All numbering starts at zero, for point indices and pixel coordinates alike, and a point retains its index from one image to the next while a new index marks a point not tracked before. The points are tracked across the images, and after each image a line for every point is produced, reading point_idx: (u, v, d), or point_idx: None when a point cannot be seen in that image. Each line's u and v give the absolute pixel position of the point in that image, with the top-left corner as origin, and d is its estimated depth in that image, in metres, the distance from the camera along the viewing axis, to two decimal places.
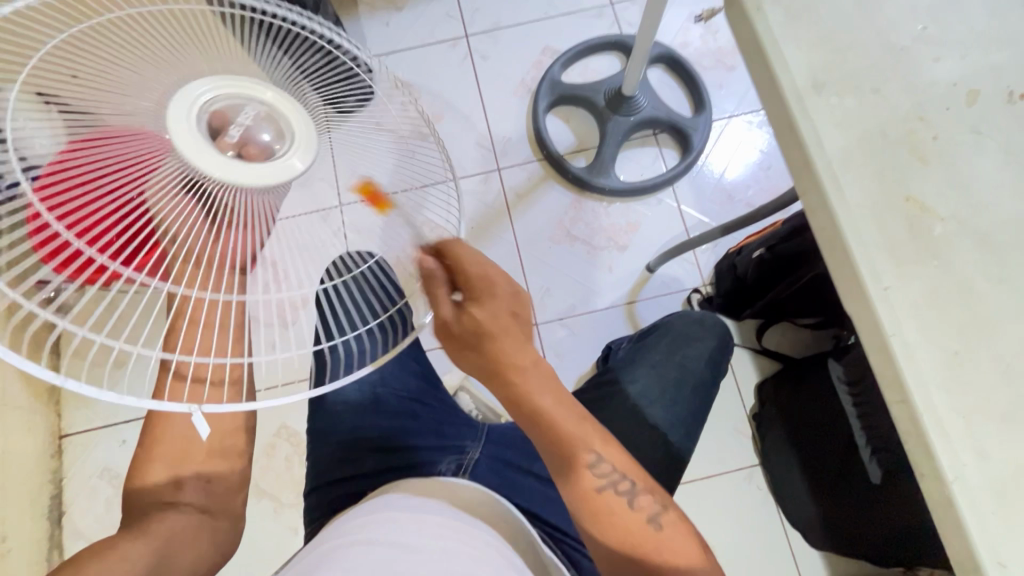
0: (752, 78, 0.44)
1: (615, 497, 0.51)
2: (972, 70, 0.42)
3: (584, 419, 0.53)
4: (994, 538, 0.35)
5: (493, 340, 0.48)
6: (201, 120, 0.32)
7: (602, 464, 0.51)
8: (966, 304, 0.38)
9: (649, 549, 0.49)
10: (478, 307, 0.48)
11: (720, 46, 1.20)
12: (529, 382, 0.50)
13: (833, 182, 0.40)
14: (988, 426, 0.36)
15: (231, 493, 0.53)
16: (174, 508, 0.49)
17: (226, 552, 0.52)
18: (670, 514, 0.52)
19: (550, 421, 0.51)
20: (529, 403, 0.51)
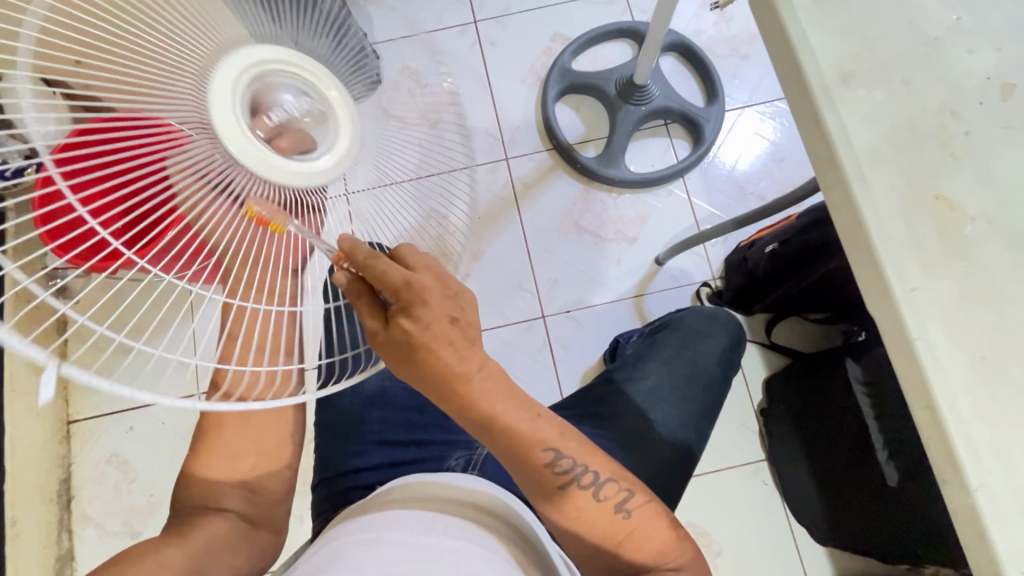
0: (776, 69, 0.42)
1: (581, 491, 0.52)
2: (1006, 63, 0.41)
3: (540, 416, 0.50)
4: (1018, 547, 0.34)
5: (429, 351, 0.41)
6: (245, 88, 0.33)
7: (562, 460, 0.50)
8: (994, 306, 0.37)
9: (621, 538, 0.53)
10: (410, 317, 0.40)
11: (734, 34, 1.17)
12: (476, 389, 0.45)
13: (859, 178, 0.38)
14: (1014, 431, 0.36)
15: (274, 504, 0.56)
16: (218, 513, 0.52)
17: (265, 553, 0.56)
18: (639, 498, 0.54)
19: (505, 429, 0.47)
20: (478, 414, 0.46)
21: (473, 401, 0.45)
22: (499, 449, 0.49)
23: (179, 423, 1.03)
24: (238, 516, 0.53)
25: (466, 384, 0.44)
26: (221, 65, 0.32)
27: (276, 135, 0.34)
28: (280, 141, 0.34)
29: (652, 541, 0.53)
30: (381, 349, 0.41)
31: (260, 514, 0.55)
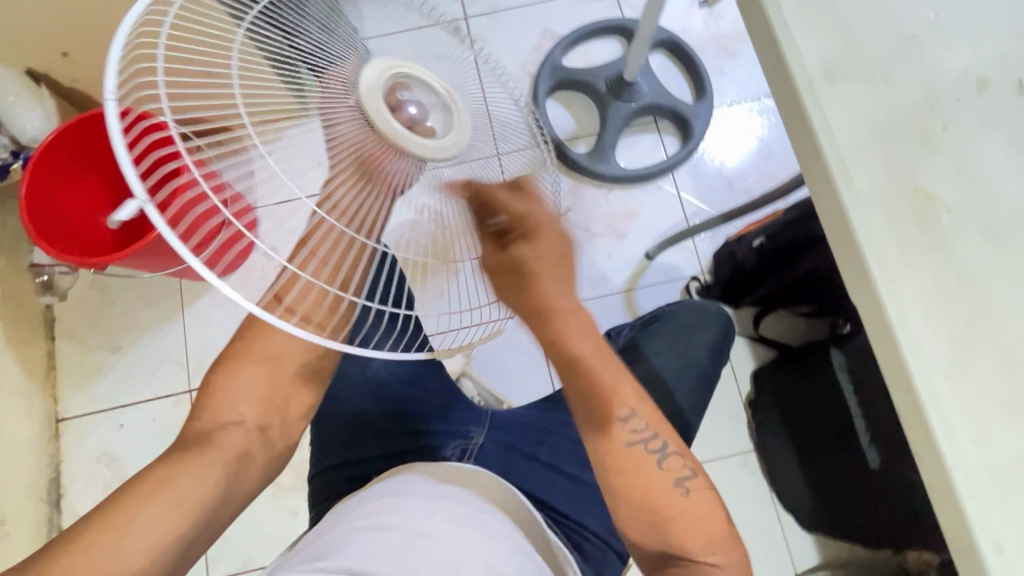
0: (762, 64, 0.43)
1: (646, 453, 0.54)
2: (982, 60, 0.42)
3: (623, 374, 0.55)
4: (992, 523, 0.36)
5: (535, 280, 0.48)
6: (385, 81, 0.39)
7: (635, 420, 0.54)
8: (970, 293, 0.39)
9: (675, 513, 0.52)
10: (525, 244, 0.47)
11: (723, 32, 1.19)
12: (564, 329, 0.51)
13: (843, 173, 0.40)
14: (989, 414, 0.37)
15: (293, 424, 0.57)
16: (235, 424, 0.51)
17: (274, 474, 0.56)
18: (699, 480, 0.55)
19: (587, 371, 0.53)
20: (563, 350, 0.52)
21: (566, 338, 0.51)
22: (579, 395, 0.54)
23: (170, 420, 1.02)
24: (253, 431, 0.53)
25: (557, 323, 0.50)
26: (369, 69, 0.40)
27: (404, 114, 0.39)
28: (400, 113, 0.39)
29: (703, 528, 0.53)
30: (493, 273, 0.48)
31: (274, 447, 0.54)
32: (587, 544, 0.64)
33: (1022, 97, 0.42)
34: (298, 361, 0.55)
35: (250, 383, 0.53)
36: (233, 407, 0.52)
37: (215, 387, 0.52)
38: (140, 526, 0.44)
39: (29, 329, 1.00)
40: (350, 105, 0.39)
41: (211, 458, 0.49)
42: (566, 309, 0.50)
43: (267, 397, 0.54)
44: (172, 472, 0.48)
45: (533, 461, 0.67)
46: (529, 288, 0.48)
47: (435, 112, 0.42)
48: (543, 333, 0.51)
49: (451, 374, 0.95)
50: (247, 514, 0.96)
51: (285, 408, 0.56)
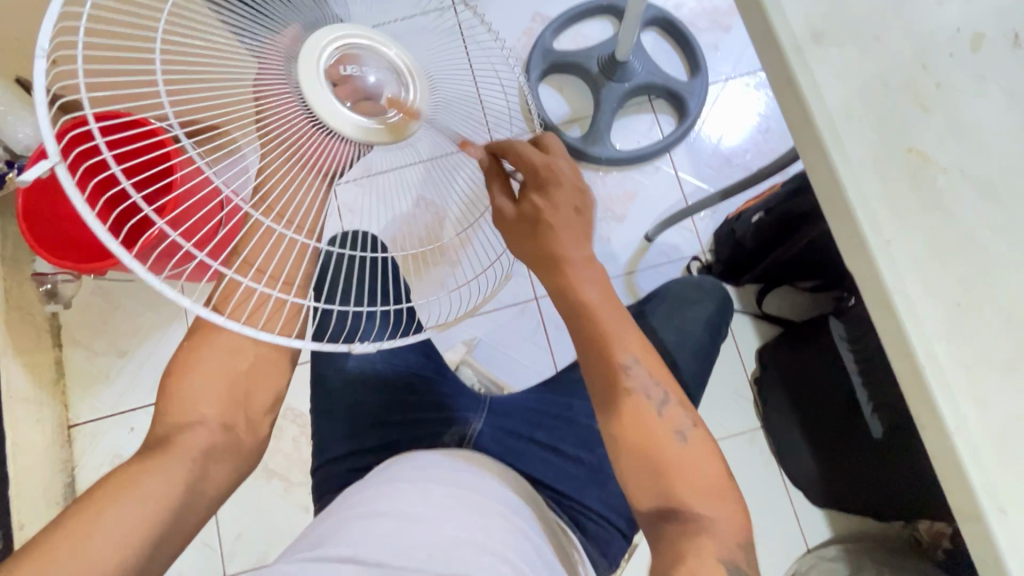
0: (749, 29, 0.42)
1: (644, 400, 0.53)
2: (976, 12, 0.41)
3: (626, 321, 0.54)
4: (995, 484, 0.35)
5: (552, 230, 0.49)
6: (329, 53, 0.37)
7: (635, 366, 0.53)
8: (968, 254, 0.38)
9: (672, 461, 0.52)
10: (544, 195, 0.48)
11: (716, 6, 1.16)
12: (573, 275, 0.51)
13: (833, 138, 0.39)
14: (988, 375, 0.37)
15: (259, 416, 0.56)
16: (199, 424, 0.51)
17: (247, 467, 0.56)
18: (699, 432, 0.54)
19: (594, 319, 0.52)
20: (574, 296, 0.51)
21: (572, 285, 0.51)
22: (588, 353, 0.53)
23: None
24: (218, 429, 0.52)
25: (567, 269, 0.50)
26: (313, 37, 0.37)
27: (347, 92, 0.38)
28: (342, 91, 0.38)
29: (701, 479, 0.52)
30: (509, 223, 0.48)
31: (245, 440, 0.55)
32: (591, 525, 0.64)
33: (1017, 49, 0.41)
34: (255, 352, 0.55)
35: (203, 382, 0.52)
36: (193, 407, 0.51)
37: (172, 388, 0.52)
38: (107, 524, 0.45)
39: (35, 337, 1.00)
40: (289, 90, 0.37)
41: (175, 455, 0.50)
42: (576, 257, 0.51)
43: (226, 394, 0.53)
44: (138, 471, 0.48)
45: (535, 446, 0.68)
46: (541, 237, 0.48)
47: (392, 87, 0.40)
48: (553, 282, 0.51)
49: (452, 363, 0.95)
50: (258, 509, 0.98)
51: (248, 403, 0.55)
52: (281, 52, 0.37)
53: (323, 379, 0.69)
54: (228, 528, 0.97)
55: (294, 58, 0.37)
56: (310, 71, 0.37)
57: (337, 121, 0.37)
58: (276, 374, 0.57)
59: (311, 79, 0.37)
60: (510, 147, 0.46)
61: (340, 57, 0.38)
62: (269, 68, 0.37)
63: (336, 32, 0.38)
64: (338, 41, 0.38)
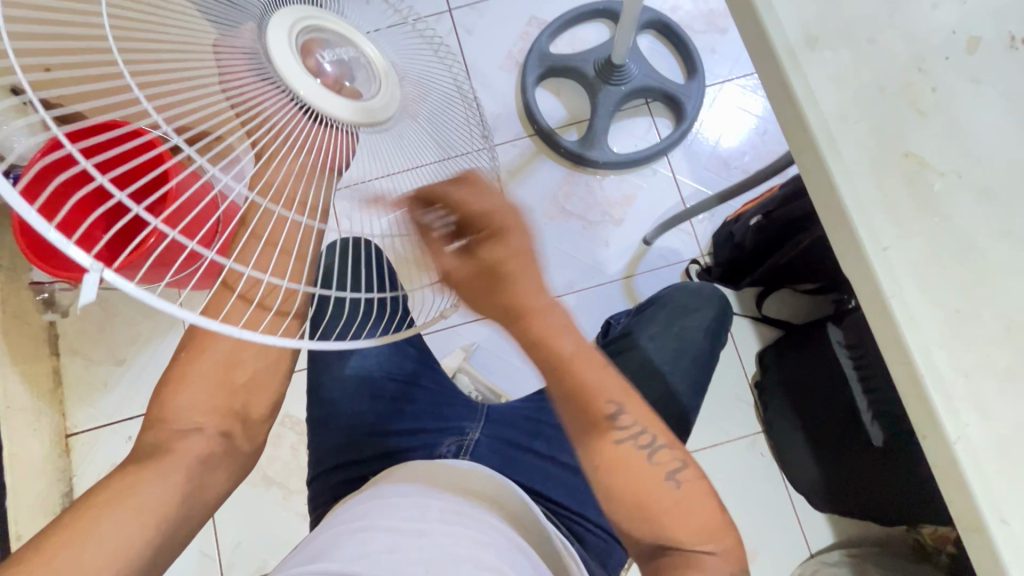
0: (742, 34, 0.41)
1: (636, 449, 0.54)
2: (972, 15, 0.40)
3: (606, 368, 0.54)
4: (998, 496, 0.35)
5: (513, 282, 0.45)
6: (296, 37, 0.34)
7: (623, 416, 0.53)
8: (966, 261, 0.37)
9: (668, 509, 0.54)
10: (499, 244, 0.44)
11: (711, 8, 1.16)
12: (544, 328, 0.49)
13: (828, 142, 0.38)
14: (988, 382, 0.36)
15: (256, 426, 0.55)
16: (196, 432, 0.50)
17: (244, 470, 0.56)
18: (689, 472, 0.56)
19: (570, 371, 0.51)
20: (549, 349, 0.50)
21: (549, 339, 0.49)
22: (562, 394, 0.53)
23: None
24: (216, 438, 0.51)
25: (534, 322, 0.48)
26: (277, 18, 0.34)
27: (326, 74, 0.35)
28: (327, 81, 0.35)
29: (693, 521, 0.54)
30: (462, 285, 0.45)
31: (238, 453, 0.54)
32: (588, 534, 0.63)
33: (1015, 52, 0.40)
34: (255, 365, 0.52)
35: (201, 393, 0.50)
36: (188, 416, 0.50)
37: (166, 398, 0.50)
38: (102, 534, 0.45)
39: (33, 346, 1.00)
40: (264, 79, 0.33)
41: (171, 465, 0.49)
42: (542, 307, 0.48)
43: (224, 405, 0.51)
44: (135, 478, 0.48)
45: (531, 454, 0.67)
46: (505, 291, 0.45)
47: (360, 67, 0.37)
48: (526, 337, 0.49)
49: (448, 370, 0.95)
50: (256, 518, 0.97)
51: (245, 413, 0.53)
52: (244, 39, 0.34)
53: (318, 388, 0.69)
54: (226, 537, 0.97)
55: (256, 45, 0.33)
56: (282, 52, 0.33)
57: (324, 102, 0.34)
58: (274, 386, 0.54)
59: (280, 56, 0.33)
60: (445, 195, 0.40)
61: (304, 43, 0.35)
62: (233, 52, 0.33)
63: (300, 17, 0.35)
64: (300, 23, 0.35)
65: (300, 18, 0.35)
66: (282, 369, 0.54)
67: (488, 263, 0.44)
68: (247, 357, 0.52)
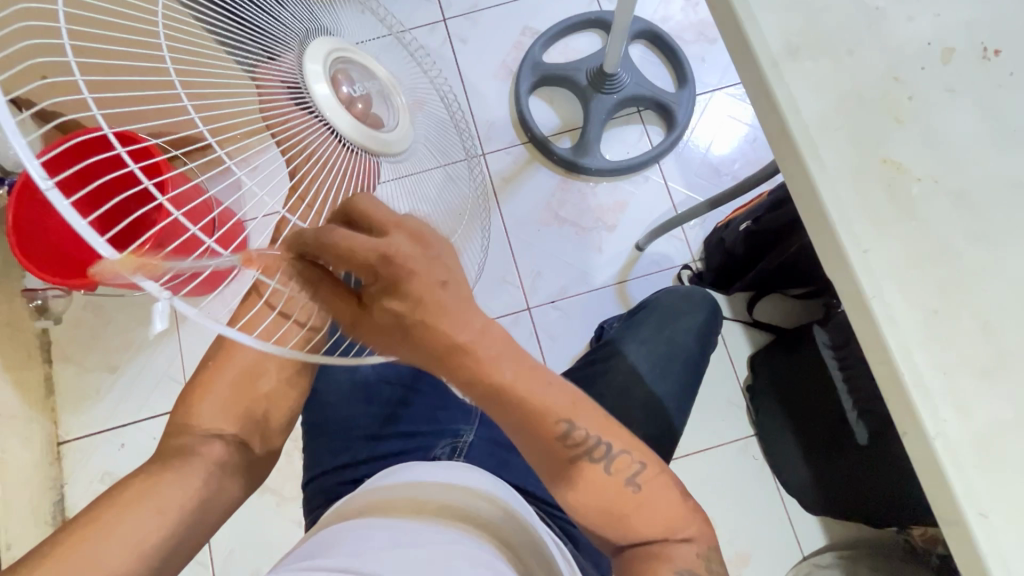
0: (727, 44, 0.43)
1: (592, 463, 0.49)
2: (946, 27, 0.42)
3: (552, 382, 0.47)
4: (977, 490, 0.36)
5: (432, 320, 0.39)
6: (328, 70, 0.37)
7: (576, 431, 0.47)
8: (944, 262, 0.39)
9: (630, 511, 0.50)
10: (397, 297, 0.38)
11: (701, 19, 1.18)
12: (484, 357, 0.42)
13: (810, 148, 0.39)
14: (966, 380, 0.37)
15: (272, 433, 0.56)
16: (218, 437, 0.52)
17: (257, 480, 0.57)
18: (649, 470, 0.51)
19: (520, 398, 0.44)
20: (487, 383, 0.43)
21: (481, 366, 0.42)
22: (509, 422, 0.47)
23: None
24: (234, 446, 0.53)
25: (472, 355, 0.41)
26: (314, 53, 0.36)
27: (354, 105, 0.37)
28: (355, 110, 0.37)
29: (660, 518, 0.50)
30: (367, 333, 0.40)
31: (253, 460, 0.55)
32: (583, 536, 0.64)
33: (987, 62, 0.42)
34: (276, 376, 0.55)
35: (224, 402, 0.52)
36: (212, 422, 0.52)
37: (190, 405, 0.52)
38: (122, 528, 0.45)
39: (25, 353, 0.99)
40: (299, 109, 0.36)
41: (191, 469, 0.50)
42: (467, 327, 0.40)
43: (245, 411, 0.53)
44: (152, 484, 0.48)
45: (526, 457, 0.68)
46: (424, 330, 0.40)
47: (382, 99, 0.40)
48: (465, 373, 0.42)
49: None
50: (250, 526, 0.97)
51: (264, 421, 0.55)
52: (283, 70, 0.36)
53: (313, 393, 0.69)
54: (219, 544, 0.96)
55: (295, 77, 0.36)
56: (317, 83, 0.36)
57: (352, 133, 0.37)
58: (290, 396, 0.56)
59: (315, 87, 0.36)
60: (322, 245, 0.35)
61: (334, 73, 0.37)
62: (273, 79, 0.35)
63: (327, 51, 0.37)
64: (329, 58, 0.37)
65: (330, 51, 0.37)
66: (299, 383, 0.57)
67: (394, 292, 0.38)
68: (268, 369, 0.54)
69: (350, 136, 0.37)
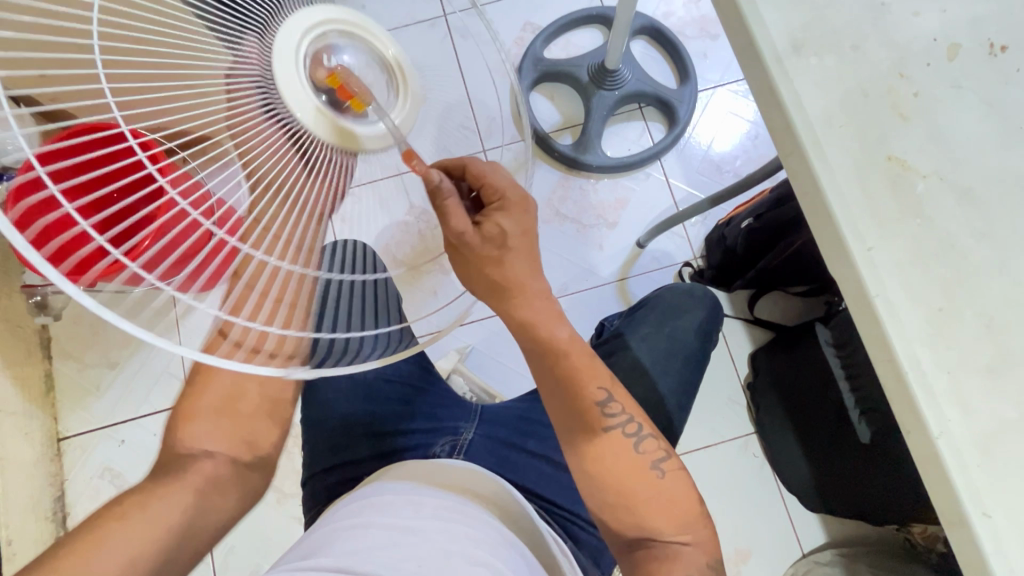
0: (730, 40, 0.42)
1: (623, 436, 0.55)
2: (951, 22, 0.41)
3: (594, 358, 0.56)
4: (980, 490, 0.35)
5: (502, 259, 0.47)
6: (302, 62, 0.38)
7: (612, 403, 0.55)
8: (949, 260, 0.38)
9: (653, 495, 0.55)
10: (504, 216, 0.46)
11: (703, 14, 1.17)
12: (529, 311, 0.51)
13: (814, 145, 0.39)
14: (970, 379, 0.37)
15: (267, 451, 0.54)
16: (208, 456, 0.51)
17: (255, 496, 0.56)
18: (672, 461, 0.57)
19: (563, 354, 0.53)
20: (537, 332, 0.52)
21: (541, 323, 0.52)
22: (550, 383, 0.55)
23: None
24: (227, 463, 0.52)
25: (518, 301, 0.50)
26: (283, 47, 0.37)
27: (326, 95, 0.38)
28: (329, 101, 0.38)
29: (679, 511, 0.55)
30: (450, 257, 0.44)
31: (248, 477, 0.54)
32: (582, 533, 0.64)
33: (993, 58, 0.41)
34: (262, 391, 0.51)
35: (210, 422, 0.50)
36: (200, 440, 0.50)
37: (179, 423, 0.50)
38: (109, 545, 0.46)
39: (26, 349, 0.99)
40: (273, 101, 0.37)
41: (186, 483, 0.50)
42: (531, 289, 0.50)
43: (234, 430, 0.52)
44: (150, 497, 0.49)
45: (526, 454, 0.68)
46: (491, 267, 0.47)
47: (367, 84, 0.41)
48: (514, 318, 0.51)
49: (443, 372, 0.95)
50: (250, 522, 0.97)
51: (254, 439, 0.53)
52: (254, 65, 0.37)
53: (313, 390, 0.69)
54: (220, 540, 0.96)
55: (267, 72, 0.37)
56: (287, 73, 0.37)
57: (323, 127, 0.38)
58: (281, 411, 0.53)
59: (287, 82, 0.37)
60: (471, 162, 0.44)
61: (311, 65, 0.38)
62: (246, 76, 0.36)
63: (301, 41, 0.38)
64: (303, 49, 0.38)
65: (303, 40, 0.38)
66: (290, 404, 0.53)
67: (494, 231, 0.45)
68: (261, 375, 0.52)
69: (319, 132, 0.38)
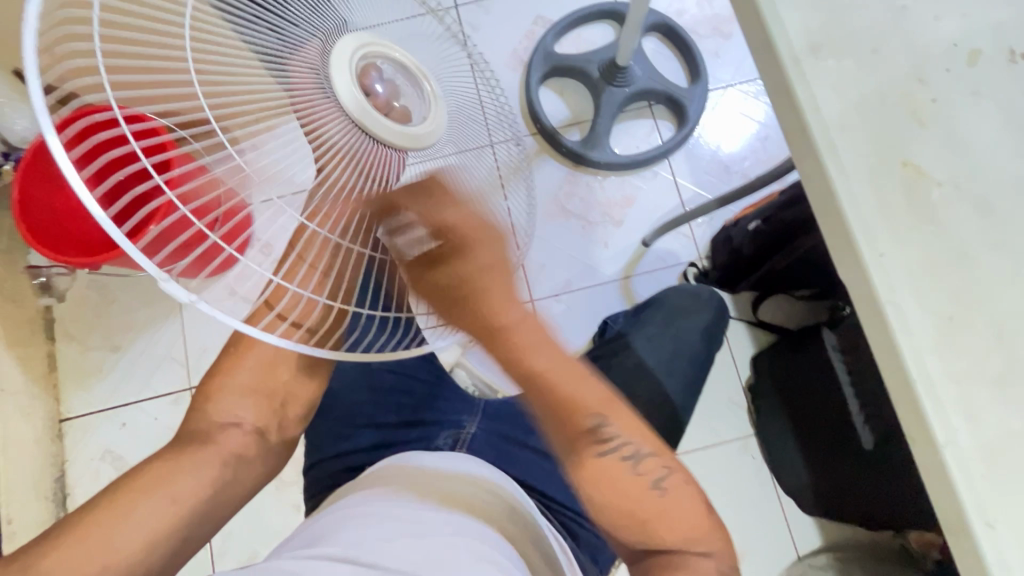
0: (748, 41, 0.42)
1: (618, 461, 0.54)
2: (973, 28, 0.41)
3: (584, 380, 0.55)
4: (984, 499, 0.35)
5: (479, 297, 0.46)
6: (353, 64, 0.39)
7: (604, 428, 0.54)
8: (962, 270, 0.38)
9: (652, 516, 0.54)
10: (461, 260, 0.44)
11: (717, 13, 1.16)
12: (518, 343, 0.50)
13: (830, 150, 0.39)
14: (977, 388, 0.37)
15: (288, 426, 0.58)
16: (236, 426, 0.53)
17: (269, 475, 0.57)
18: (676, 477, 0.56)
19: (547, 386, 0.52)
20: (522, 365, 0.50)
21: (528, 348, 0.51)
22: (540, 408, 0.53)
23: (173, 418, 1.03)
24: (250, 435, 0.54)
25: (507, 339, 0.49)
26: (335, 53, 0.39)
27: (377, 96, 0.40)
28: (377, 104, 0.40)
29: (680, 525, 0.54)
30: (427, 295, 0.45)
31: (268, 453, 0.55)
32: (582, 531, 0.64)
33: (1014, 66, 0.41)
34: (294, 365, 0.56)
35: (242, 388, 0.54)
36: (229, 410, 0.54)
37: (211, 392, 0.54)
38: (130, 523, 0.46)
39: (28, 330, 1.00)
40: (327, 100, 0.38)
41: (208, 455, 0.51)
42: (516, 323, 0.49)
43: (263, 403, 0.55)
44: (170, 469, 0.49)
45: (528, 450, 0.68)
46: (476, 305, 0.46)
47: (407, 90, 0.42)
48: (504, 354, 0.50)
49: (446, 365, 0.96)
50: (250, 509, 0.97)
51: (283, 411, 0.57)
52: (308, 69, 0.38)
53: None
54: None
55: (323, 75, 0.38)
56: (342, 76, 0.38)
57: (380, 127, 0.39)
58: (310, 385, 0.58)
59: (340, 82, 0.38)
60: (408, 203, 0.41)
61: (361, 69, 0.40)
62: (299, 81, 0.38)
63: (351, 48, 0.39)
64: (355, 53, 0.39)
65: (354, 47, 0.40)
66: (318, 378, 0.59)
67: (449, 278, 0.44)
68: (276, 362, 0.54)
69: (374, 130, 0.39)
